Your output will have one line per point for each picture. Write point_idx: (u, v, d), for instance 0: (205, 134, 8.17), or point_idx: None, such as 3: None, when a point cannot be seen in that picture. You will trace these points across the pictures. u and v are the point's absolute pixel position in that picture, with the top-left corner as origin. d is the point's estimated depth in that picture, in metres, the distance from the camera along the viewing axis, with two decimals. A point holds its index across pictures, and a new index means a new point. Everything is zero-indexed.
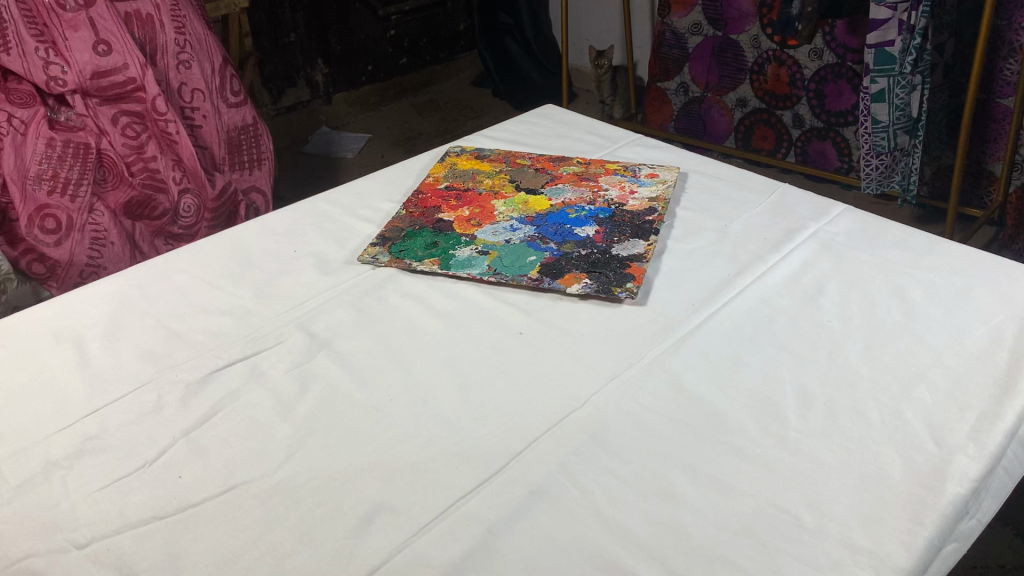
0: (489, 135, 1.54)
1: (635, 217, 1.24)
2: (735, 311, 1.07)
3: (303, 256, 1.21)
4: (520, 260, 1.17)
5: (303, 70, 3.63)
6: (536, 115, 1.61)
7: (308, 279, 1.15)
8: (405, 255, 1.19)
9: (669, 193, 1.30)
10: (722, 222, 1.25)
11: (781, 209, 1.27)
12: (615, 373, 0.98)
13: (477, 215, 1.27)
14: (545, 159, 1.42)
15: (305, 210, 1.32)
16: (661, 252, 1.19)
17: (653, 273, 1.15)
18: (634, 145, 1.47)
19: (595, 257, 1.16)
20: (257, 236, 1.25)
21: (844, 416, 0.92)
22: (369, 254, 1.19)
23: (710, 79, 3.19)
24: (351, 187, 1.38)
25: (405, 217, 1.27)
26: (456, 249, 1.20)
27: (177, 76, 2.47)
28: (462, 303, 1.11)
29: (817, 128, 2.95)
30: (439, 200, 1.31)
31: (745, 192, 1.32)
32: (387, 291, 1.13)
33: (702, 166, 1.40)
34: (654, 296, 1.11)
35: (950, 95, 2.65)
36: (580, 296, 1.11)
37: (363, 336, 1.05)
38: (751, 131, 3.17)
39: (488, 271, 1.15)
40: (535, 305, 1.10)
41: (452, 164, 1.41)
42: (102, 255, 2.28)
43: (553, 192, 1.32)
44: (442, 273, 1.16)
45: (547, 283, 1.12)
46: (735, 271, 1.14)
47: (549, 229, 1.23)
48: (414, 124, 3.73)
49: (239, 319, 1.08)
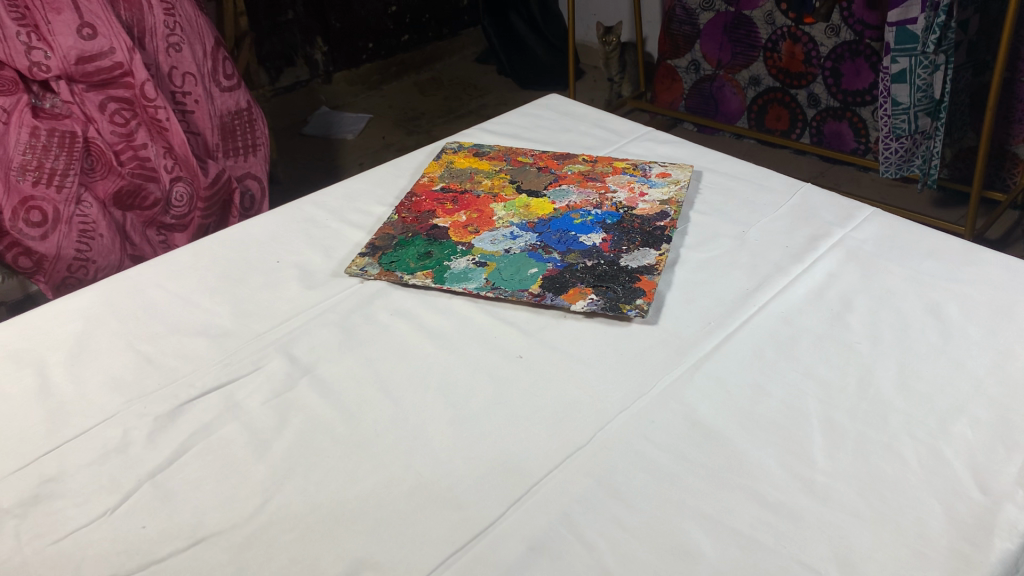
0: (488, 128, 1.44)
1: (645, 223, 1.15)
2: (754, 331, 0.98)
3: (286, 267, 1.12)
4: (520, 272, 1.08)
5: (303, 49, 3.50)
6: (539, 106, 1.52)
7: (290, 293, 1.07)
8: (396, 266, 1.10)
9: (681, 195, 1.20)
10: (739, 228, 1.15)
11: (803, 212, 1.17)
12: (624, 403, 0.89)
13: (474, 220, 1.18)
14: (548, 155, 1.33)
15: (291, 213, 1.23)
16: (673, 262, 1.10)
17: (664, 287, 1.06)
18: (644, 139, 1.38)
19: (601, 269, 1.07)
20: (238, 244, 1.17)
21: (877, 455, 0.83)
22: (357, 265, 1.10)
23: (723, 57, 3.06)
24: (340, 188, 1.30)
25: (397, 222, 1.18)
26: (452, 259, 1.11)
27: (167, 59, 2.35)
28: (457, 322, 1.02)
29: (833, 108, 2.84)
30: (434, 203, 1.22)
31: (763, 193, 1.23)
32: (377, 307, 1.05)
33: (718, 163, 1.31)
34: (666, 314, 1.01)
35: (975, 74, 2.53)
36: (585, 313, 1.02)
37: (348, 359, 0.96)
38: (764, 111, 3.05)
39: (486, 285, 1.06)
40: (537, 324, 1.01)
41: (449, 162, 1.32)
42: (92, 248, 2.18)
43: (557, 194, 1.22)
44: (436, 287, 1.07)
45: (550, 299, 1.03)
46: (754, 284, 1.05)
47: (552, 237, 1.13)
48: (416, 103, 3.62)
49: (215, 340, 1.00)
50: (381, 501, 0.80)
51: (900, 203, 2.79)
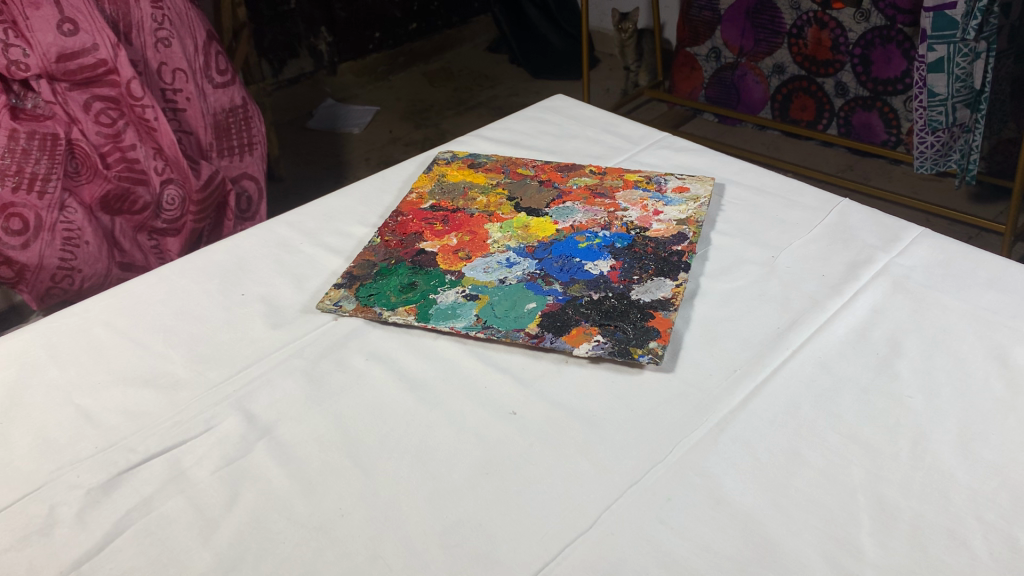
0: (486, 135, 1.31)
1: (659, 247, 1.01)
2: (788, 383, 0.84)
3: (251, 300, 0.99)
4: (516, 308, 0.93)
5: (307, 39, 3.30)
6: (544, 110, 1.37)
7: (253, 334, 0.94)
8: (376, 301, 0.96)
9: (701, 213, 1.06)
10: (767, 252, 1.01)
11: (841, 233, 1.03)
12: (633, 475, 0.75)
13: (466, 244, 1.04)
14: (551, 167, 1.18)
15: (262, 235, 1.11)
16: (692, 295, 0.96)
17: (682, 326, 0.91)
18: (659, 147, 1.23)
19: (609, 304, 0.93)
20: (200, 274, 1.04)
21: (938, 545, 0.68)
22: (331, 299, 0.97)
23: (744, 44, 2.90)
24: (318, 206, 1.16)
25: (379, 247, 1.05)
26: (439, 291, 0.97)
27: (156, 55, 2.02)
28: (442, 369, 0.89)
29: (862, 97, 2.67)
30: (421, 224, 1.08)
31: (795, 209, 1.08)
32: (351, 351, 0.91)
33: (743, 174, 1.16)
34: (684, 360, 0.87)
35: (1016, 62, 2.35)
36: (590, 358, 0.88)
37: (314, 416, 0.83)
38: (788, 101, 2.89)
39: (477, 323, 0.92)
40: (534, 372, 0.87)
41: (441, 175, 1.18)
42: (77, 257, 1.89)
43: (560, 213, 1.08)
44: (419, 325, 0.93)
45: (550, 341, 0.89)
46: (786, 323, 0.91)
47: (554, 264, 0.99)
48: (425, 95, 3.43)
49: (164, 393, 0.87)
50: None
51: (934, 197, 2.63)
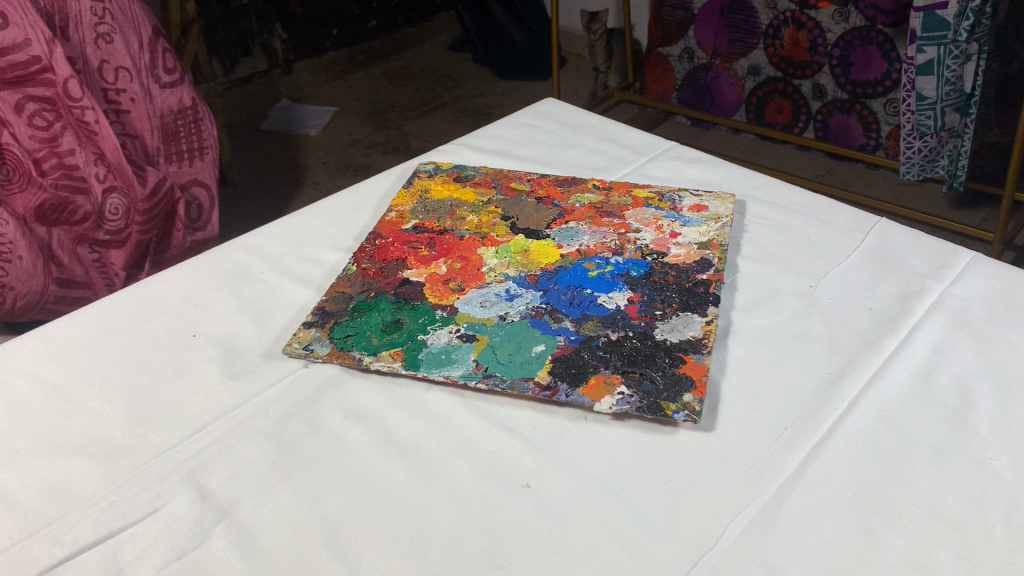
0: (470, 143, 1.16)
1: (682, 276, 0.87)
2: (849, 444, 0.71)
3: (206, 343, 0.84)
4: (521, 351, 0.79)
5: (260, 36, 3.05)
6: (535, 116, 1.24)
7: (207, 387, 0.79)
8: (354, 343, 0.81)
9: (725, 235, 0.93)
10: (803, 281, 0.89)
11: (884, 260, 0.91)
12: (679, 568, 0.62)
13: (457, 272, 0.90)
14: (549, 181, 1.04)
15: (217, 262, 0.95)
16: (724, 334, 0.83)
17: (717, 373, 0.78)
18: (666, 158, 1.10)
19: (631, 346, 0.79)
20: (144, 311, 0.88)
21: None
22: (300, 342, 0.82)
23: (719, 45, 2.77)
24: (283, 225, 1.01)
25: (355, 276, 0.90)
26: (428, 331, 0.82)
27: (96, 51, 1.81)
28: (437, 428, 0.74)
29: (840, 100, 2.57)
30: (404, 249, 0.93)
31: (828, 230, 0.96)
32: (326, 407, 0.76)
33: (766, 189, 1.03)
34: (724, 415, 0.74)
35: (1002, 64, 2.23)
36: (614, 414, 0.74)
37: (283, 493, 0.69)
38: (762, 103, 2.77)
39: (477, 371, 0.77)
40: (549, 431, 0.74)
41: (423, 190, 1.04)
42: (8, 273, 1.64)
43: (564, 235, 0.95)
44: (408, 374, 0.78)
45: (565, 395, 0.75)
46: (836, 369, 0.78)
47: (561, 296, 0.86)
48: (385, 95, 3.19)
49: (97, 464, 0.71)
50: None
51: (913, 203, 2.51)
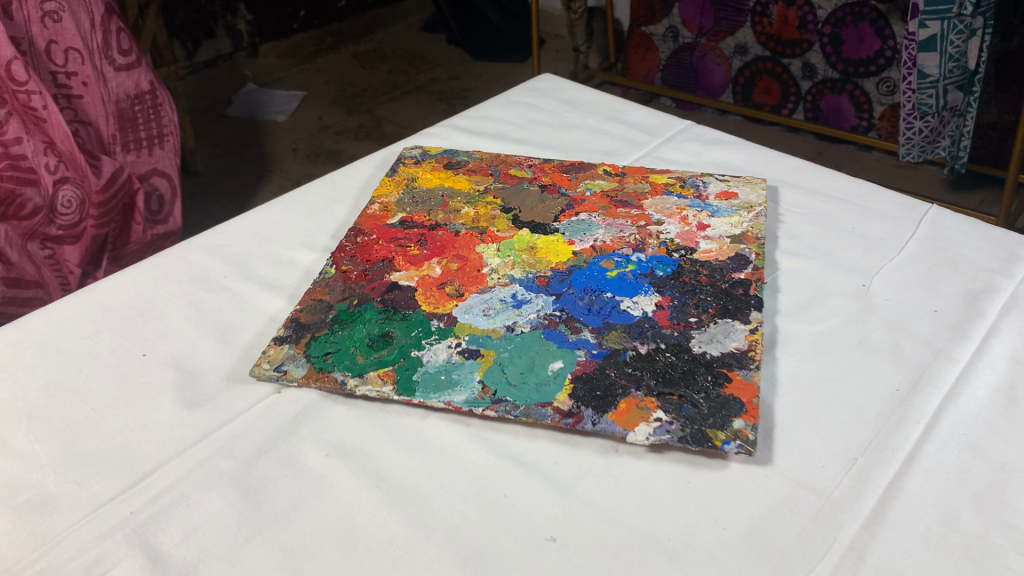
0: (461, 125, 1.03)
1: (715, 276, 0.75)
2: (933, 479, 0.60)
3: (158, 364, 0.71)
4: (536, 369, 0.67)
5: (223, 17, 2.70)
6: (531, 93, 1.11)
7: (159, 420, 0.65)
8: (336, 362, 0.68)
9: (760, 226, 0.81)
10: (854, 279, 0.77)
11: (941, 253, 0.79)
12: None
13: (454, 275, 0.77)
14: (553, 166, 0.92)
15: (171, 266, 0.81)
16: (771, 344, 0.71)
17: (769, 393, 0.67)
18: (684, 140, 0.98)
19: (666, 362, 0.67)
20: (83, 325, 0.75)
21: None
22: (269, 362, 0.69)
23: (705, 23, 2.33)
24: (247, 221, 0.87)
25: (334, 280, 0.77)
26: (424, 346, 0.69)
27: (43, 31, 1.56)
28: (438, 467, 0.61)
29: (831, 80, 2.17)
30: (390, 248, 0.80)
31: (874, 220, 0.84)
32: (303, 442, 0.63)
33: (799, 172, 0.92)
34: (782, 445, 0.62)
35: (1002, 40, 1.91)
36: (651, 445, 0.62)
37: (253, 555, 0.56)
38: (750, 83, 2.34)
39: (483, 395, 0.65)
40: (573, 469, 0.61)
41: (411, 178, 0.91)
42: None
43: (575, 229, 0.82)
44: (401, 400, 0.65)
45: (591, 423, 0.62)
46: (905, 385, 0.67)
47: (578, 302, 0.73)
48: (356, 78, 2.90)
49: (22, 521, 0.58)
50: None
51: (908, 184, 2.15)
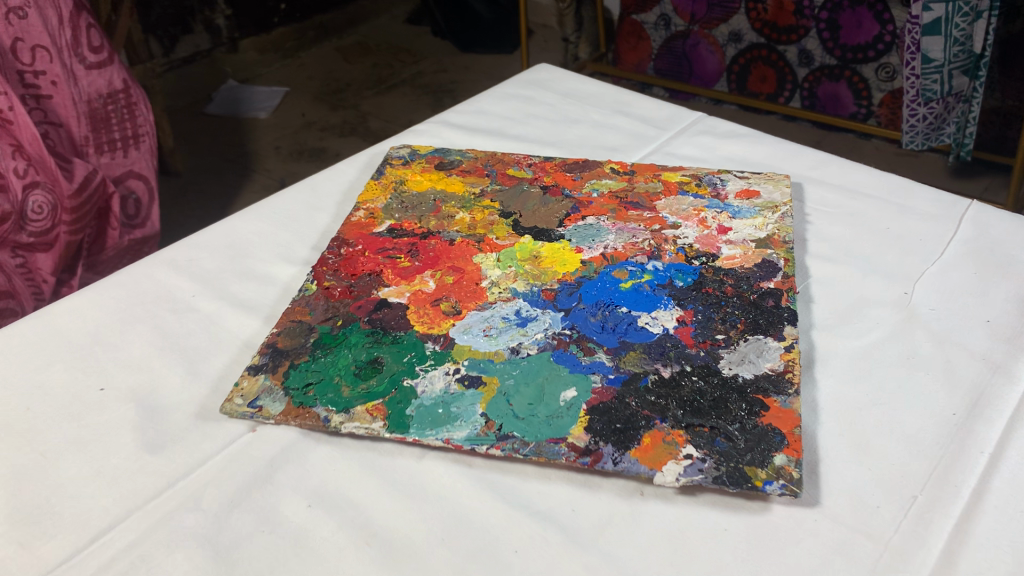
0: (454, 121, 0.95)
1: (742, 285, 0.68)
2: (1006, 520, 0.52)
3: (116, 399, 0.62)
4: (546, 398, 0.59)
5: (201, 11, 2.58)
6: (528, 86, 1.03)
7: (117, 467, 0.57)
8: (320, 395, 0.60)
9: (788, 229, 0.73)
10: (895, 286, 0.69)
11: (989, 256, 0.72)
12: None
13: (450, 289, 0.69)
14: (554, 165, 0.84)
15: (133, 285, 0.73)
16: (809, 363, 0.63)
17: (809, 422, 0.59)
18: (696, 133, 0.90)
19: (694, 389, 0.59)
20: (32, 356, 0.66)
21: None
22: (241, 397, 0.60)
23: (696, 10, 2.07)
24: (219, 232, 0.79)
25: (316, 298, 0.68)
26: (418, 374, 0.61)
27: (7, 28, 1.35)
28: (437, 518, 0.53)
29: (829, 67, 1.93)
30: (378, 260, 0.72)
31: (911, 218, 0.77)
32: (282, 491, 0.55)
33: (824, 168, 0.84)
34: (829, 483, 0.55)
35: (1006, 23, 1.71)
36: (681, 487, 0.54)
37: None
38: (746, 72, 2.08)
39: (487, 432, 0.57)
40: (593, 518, 0.53)
41: (398, 180, 0.83)
42: None
43: (582, 234, 0.74)
44: (393, 438, 0.57)
45: (611, 462, 0.55)
46: (963, 409, 0.59)
47: (590, 319, 0.65)
48: (340, 73, 2.72)
49: None
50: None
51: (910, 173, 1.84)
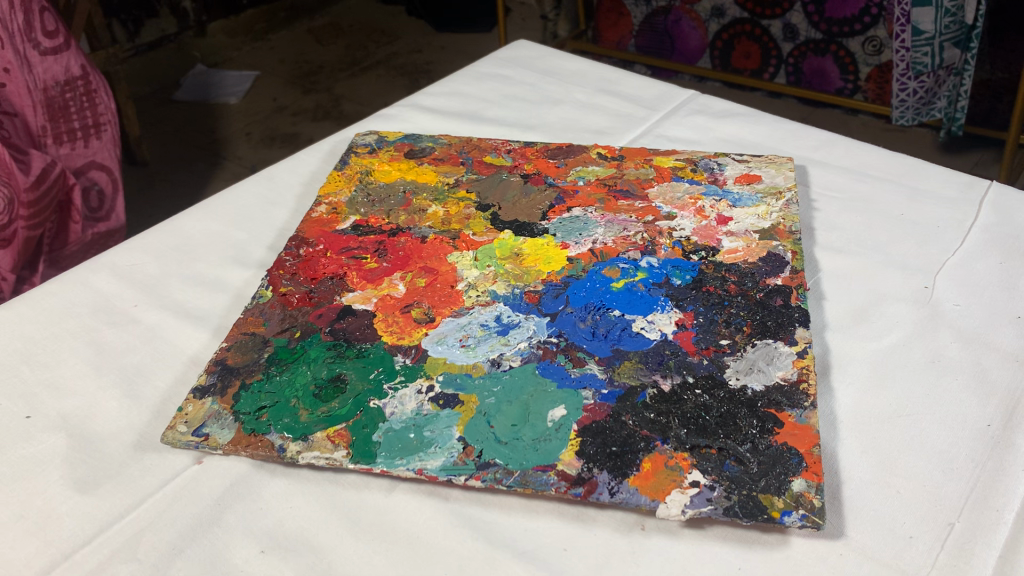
0: (425, 104, 0.88)
1: (746, 282, 0.61)
2: None
3: (44, 427, 0.55)
4: (531, 417, 0.52)
5: None
6: (505, 64, 0.95)
7: (41, 510, 0.50)
8: (274, 421, 0.53)
9: (794, 217, 0.66)
10: (914, 279, 0.63)
11: (1013, 244, 0.65)
12: None
13: (422, 293, 0.62)
14: (536, 151, 0.76)
15: (67, 293, 0.65)
16: (824, 369, 0.57)
17: (827, 439, 0.52)
18: (688, 113, 0.83)
19: (698, 405, 0.52)
20: None
21: None
22: (182, 425, 0.53)
23: None
24: (167, 232, 0.71)
25: (271, 307, 0.61)
26: (386, 393, 0.54)
27: None
28: (409, 563, 0.46)
29: (813, 41, 1.82)
30: (341, 261, 0.65)
31: (926, 203, 0.70)
32: (231, 534, 0.48)
33: (828, 148, 0.77)
34: (853, 510, 0.48)
35: None
36: (688, 521, 0.47)
37: None
38: (729, 49, 1.96)
39: (465, 460, 0.50)
40: (589, 559, 0.46)
41: (364, 170, 0.75)
42: None
43: (568, 228, 0.67)
44: (359, 469, 0.50)
45: (607, 493, 0.48)
46: (998, 419, 0.52)
47: (579, 325, 0.58)
48: (312, 55, 2.58)
49: None
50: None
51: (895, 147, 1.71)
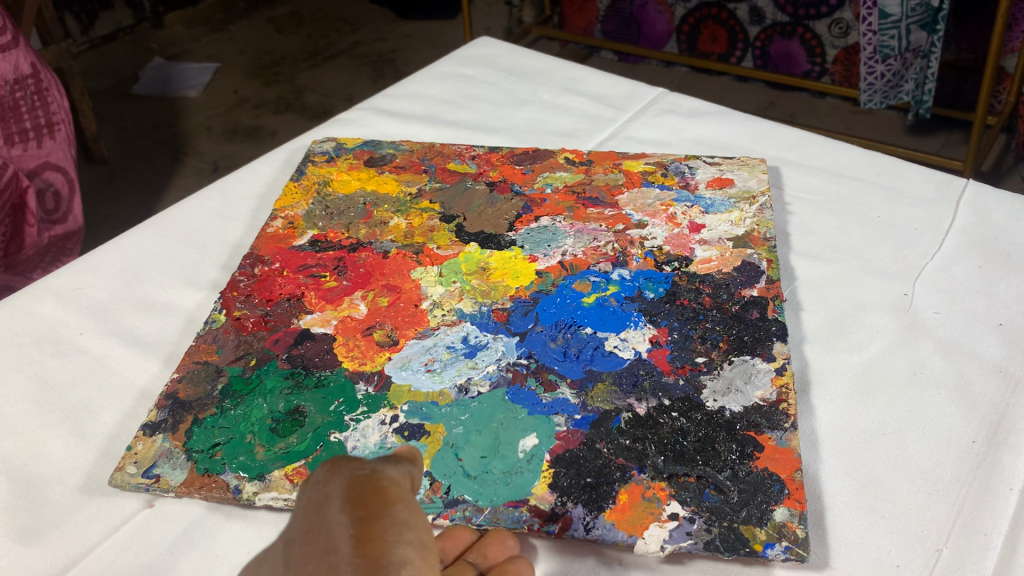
0: (384, 107, 0.84)
1: (721, 294, 0.59)
2: None
3: None
4: (501, 447, 0.50)
5: None
6: (468, 63, 0.92)
7: None
8: (229, 460, 0.50)
9: (768, 223, 0.64)
10: (893, 286, 0.61)
11: (990, 246, 0.64)
12: None
13: (385, 314, 0.59)
14: (501, 156, 0.74)
15: (9, 322, 0.61)
16: (803, 386, 0.55)
17: (810, 461, 0.50)
18: (657, 112, 0.81)
19: (675, 429, 0.50)
20: None
21: None
22: (128, 468, 0.50)
23: None
24: (114, 253, 0.68)
25: (225, 333, 0.58)
26: (348, 424, 0.51)
27: None
28: None
29: (780, 23, 1.79)
30: (298, 280, 0.62)
31: (903, 204, 0.68)
32: None
33: (802, 147, 0.75)
34: (839, 539, 0.46)
35: None
36: (666, 555, 0.45)
37: None
38: (696, 33, 1.93)
39: (433, 497, 0.47)
40: None
41: (321, 181, 0.72)
42: None
43: (536, 239, 0.64)
44: None
45: (583, 529, 0.46)
46: (982, 435, 0.51)
47: (549, 345, 0.56)
48: (273, 46, 2.51)
49: None
50: (417, 469, 0.34)
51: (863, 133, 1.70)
